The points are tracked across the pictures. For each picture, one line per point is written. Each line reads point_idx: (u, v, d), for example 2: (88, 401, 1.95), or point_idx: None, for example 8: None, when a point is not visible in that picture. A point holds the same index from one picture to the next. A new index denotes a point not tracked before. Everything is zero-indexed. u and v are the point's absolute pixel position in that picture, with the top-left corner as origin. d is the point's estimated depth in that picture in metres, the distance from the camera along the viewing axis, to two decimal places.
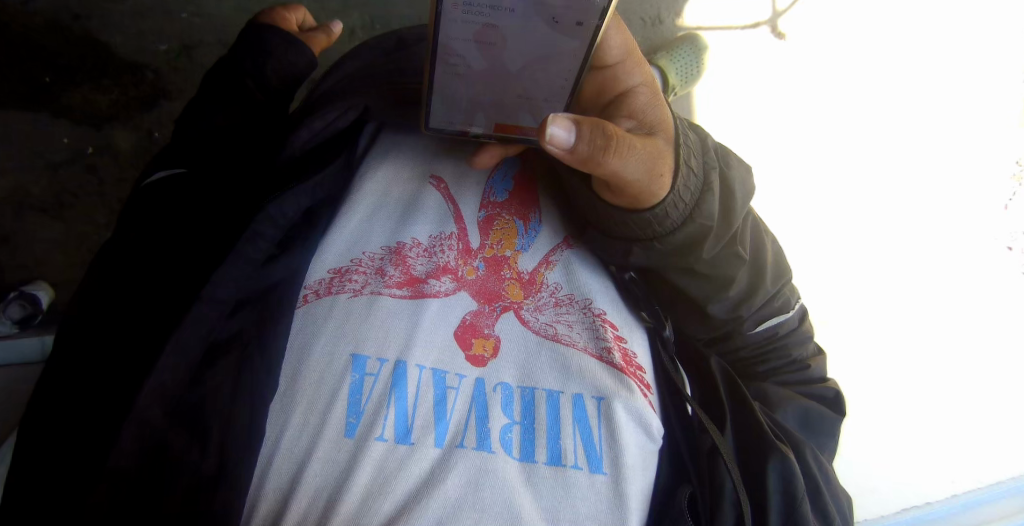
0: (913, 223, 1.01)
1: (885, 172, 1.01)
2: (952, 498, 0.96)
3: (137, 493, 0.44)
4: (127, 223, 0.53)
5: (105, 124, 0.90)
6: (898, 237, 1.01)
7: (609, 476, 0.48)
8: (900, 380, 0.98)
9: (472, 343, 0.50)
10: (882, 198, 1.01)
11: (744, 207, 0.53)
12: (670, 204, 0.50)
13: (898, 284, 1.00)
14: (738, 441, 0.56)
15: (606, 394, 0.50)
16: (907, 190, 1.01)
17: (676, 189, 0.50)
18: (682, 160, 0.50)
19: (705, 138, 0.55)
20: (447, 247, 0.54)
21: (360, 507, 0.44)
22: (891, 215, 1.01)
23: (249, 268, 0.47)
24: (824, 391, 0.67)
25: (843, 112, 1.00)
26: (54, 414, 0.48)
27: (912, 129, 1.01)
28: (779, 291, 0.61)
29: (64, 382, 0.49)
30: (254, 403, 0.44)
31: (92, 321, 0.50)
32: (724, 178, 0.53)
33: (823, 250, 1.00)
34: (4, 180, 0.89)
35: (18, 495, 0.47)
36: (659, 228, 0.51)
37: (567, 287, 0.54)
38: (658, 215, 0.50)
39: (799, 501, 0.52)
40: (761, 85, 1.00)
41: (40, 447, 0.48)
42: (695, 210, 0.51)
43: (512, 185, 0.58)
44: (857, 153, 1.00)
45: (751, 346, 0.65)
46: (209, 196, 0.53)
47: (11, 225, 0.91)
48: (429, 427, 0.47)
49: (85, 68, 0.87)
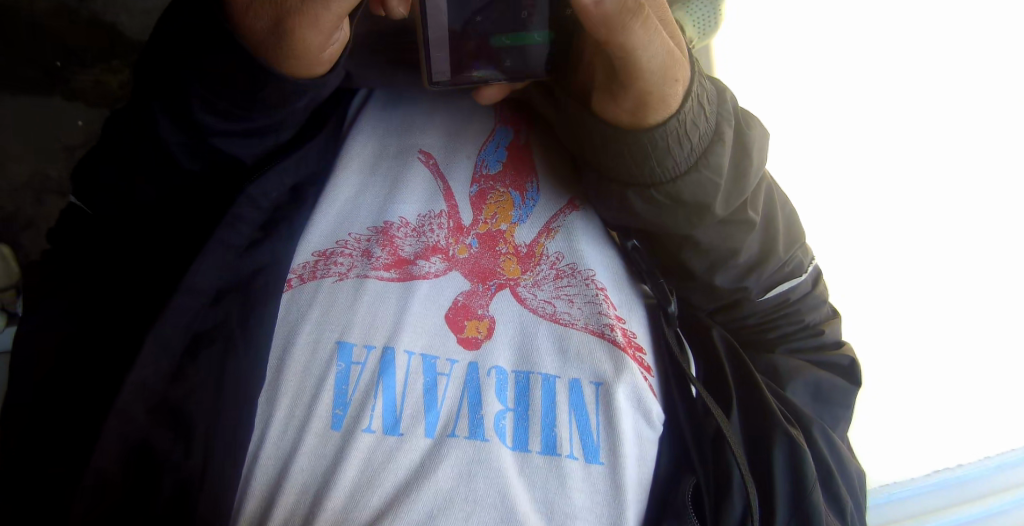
0: (952, 182, 0.91)
1: (917, 126, 0.91)
2: (987, 461, 0.90)
3: (126, 494, 0.45)
4: (96, 237, 0.53)
5: (115, 104, 0.89)
6: (937, 193, 0.91)
7: (606, 465, 0.46)
8: (925, 353, 0.88)
9: (464, 326, 0.48)
10: (917, 155, 0.91)
11: (760, 171, 0.49)
12: (672, 136, 0.45)
13: (933, 249, 0.90)
14: (744, 432, 0.53)
15: (603, 379, 0.48)
16: (946, 148, 0.91)
17: (684, 118, 0.45)
18: (695, 94, 0.45)
19: (724, 92, 0.49)
20: (437, 225, 0.51)
21: (350, 499, 0.44)
22: (928, 172, 0.91)
23: (229, 254, 0.48)
24: (837, 359, 0.62)
25: (868, 62, 0.92)
26: (40, 416, 0.49)
27: (947, 75, 0.91)
28: (790, 257, 0.57)
29: (47, 393, 0.49)
30: (237, 396, 0.45)
31: (75, 333, 0.51)
32: (741, 136, 0.48)
33: (846, 212, 0.91)
34: (23, 165, 0.88)
35: (15, 496, 0.47)
36: (660, 169, 0.46)
37: (568, 257, 0.51)
38: (658, 146, 0.45)
39: (808, 487, 0.50)
40: (775, 38, 0.93)
41: (26, 450, 0.48)
42: (702, 158, 0.46)
43: (506, 155, 0.54)
44: (885, 106, 0.92)
45: (760, 313, 0.60)
46: (173, 217, 0.52)
47: (31, 212, 0.89)
48: (419, 417, 0.45)
49: (95, 48, 0.88)
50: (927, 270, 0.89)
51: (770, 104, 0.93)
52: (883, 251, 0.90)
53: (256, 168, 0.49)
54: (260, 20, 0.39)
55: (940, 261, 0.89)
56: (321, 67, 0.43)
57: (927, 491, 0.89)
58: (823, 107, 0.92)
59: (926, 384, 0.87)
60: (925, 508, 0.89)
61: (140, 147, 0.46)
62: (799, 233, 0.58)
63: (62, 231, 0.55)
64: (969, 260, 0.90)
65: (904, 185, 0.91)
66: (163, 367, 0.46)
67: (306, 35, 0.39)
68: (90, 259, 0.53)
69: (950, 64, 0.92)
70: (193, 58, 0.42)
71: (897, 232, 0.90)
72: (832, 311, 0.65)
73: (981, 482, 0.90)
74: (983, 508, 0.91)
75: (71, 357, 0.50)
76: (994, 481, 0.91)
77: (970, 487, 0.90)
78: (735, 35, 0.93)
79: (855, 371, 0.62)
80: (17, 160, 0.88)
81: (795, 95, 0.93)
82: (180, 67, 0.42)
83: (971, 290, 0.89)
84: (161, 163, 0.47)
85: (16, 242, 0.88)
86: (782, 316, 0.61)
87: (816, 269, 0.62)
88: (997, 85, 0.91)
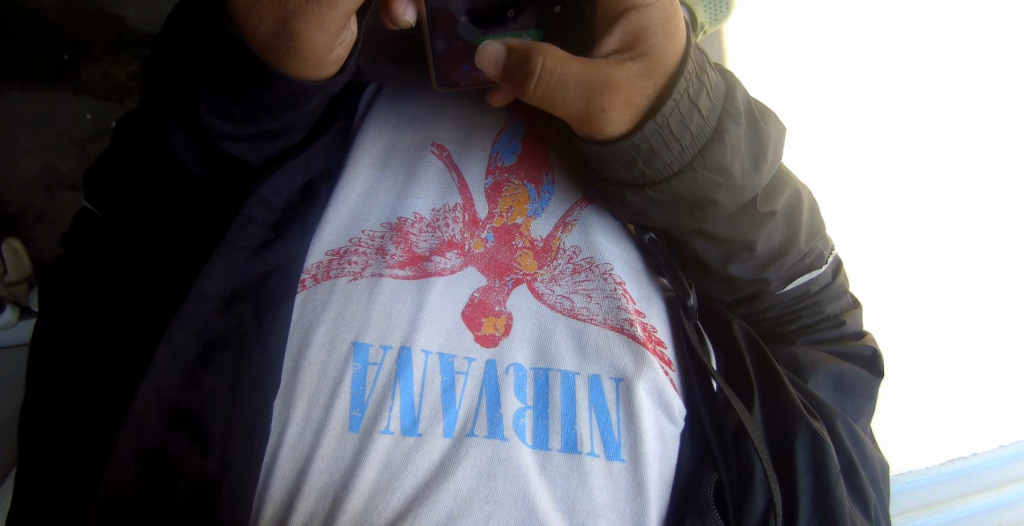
0: (968, 158, 0.89)
1: (928, 96, 0.90)
2: (1001, 450, 0.87)
3: (144, 499, 0.45)
4: (110, 239, 0.53)
5: (124, 97, 0.89)
6: (955, 169, 0.89)
7: (628, 462, 0.46)
8: (946, 337, 0.86)
9: (482, 323, 0.47)
10: (932, 129, 0.89)
11: (775, 165, 0.48)
12: (655, 138, 0.44)
13: (952, 228, 0.88)
14: (767, 425, 0.52)
15: (624, 375, 0.47)
16: (959, 121, 0.90)
17: (664, 122, 0.44)
18: (681, 94, 0.44)
19: (735, 85, 0.48)
20: (451, 220, 0.50)
21: (370, 501, 0.43)
22: (945, 144, 0.89)
23: (242, 257, 0.47)
24: (859, 349, 0.61)
25: (882, 38, 0.90)
26: (62, 418, 0.49)
27: (956, 58, 0.90)
28: (811, 249, 0.56)
29: (67, 395, 0.49)
30: (254, 401, 0.45)
31: (91, 334, 0.51)
32: (754, 130, 0.47)
33: (861, 195, 0.89)
34: (34, 160, 0.88)
35: (36, 498, 0.48)
36: (650, 170, 0.46)
37: (585, 251, 0.50)
38: (640, 150, 0.45)
39: (832, 481, 0.49)
40: (789, 20, 0.91)
41: (48, 451, 0.48)
42: (699, 156, 0.45)
43: (520, 147, 0.53)
44: (901, 81, 0.90)
45: (782, 304, 0.59)
46: (185, 217, 0.51)
47: (42, 205, 0.89)
48: (437, 417, 0.45)
49: (102, 40, 0.87)
50: (947, 255, 0.87)
51: (782, 86, 0.91)
52: (902, 236, 0.88)
53: (265, 168, 0.48)
54: (265, 23, 0.39)
55: (958, 241, 0.87)
56: (328, 70, 0.42)
57: (941, 480, 0.87)
58: (839, 90, 0.90)
59: (947, 372, 0.85)
60: (939, 497, 0.87)
61: (152, 148, 0.46)
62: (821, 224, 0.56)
63: (78, 232, 0.55)
64: (988, 239, 0.88)
65: (923, 169, 0.89)
66: (178, 372, 0.45)
67: (313, 36, 0.39)
68: (104, 259, 0.53)
69: (962, 46, 0.90)
70: (197, 59, 0.41)
71: (916, 215, 0.88)
72: (853, 301, 0.64)
73: (993, 472, 0.87)
74: (1001, 498, 0.87)
75: (87, 360, 0.50)
76: (1010, 470, 0.88)
77: (987, 477, 0.87)
78: (747, 17, 0.91)
79: (877, 362, 0.61)
80: (30, 156, 0.88)
81: (810, 77, 0.90)
82: (185, 67, 0.41)
83: (992, 275, 0.87)
84: (172, 164, 0.46)
85: (27, 236, 0.88)
86: (804, 307, 0.59)
87: (835, 259, 0.61)
88: (1010, 65, 0.90)
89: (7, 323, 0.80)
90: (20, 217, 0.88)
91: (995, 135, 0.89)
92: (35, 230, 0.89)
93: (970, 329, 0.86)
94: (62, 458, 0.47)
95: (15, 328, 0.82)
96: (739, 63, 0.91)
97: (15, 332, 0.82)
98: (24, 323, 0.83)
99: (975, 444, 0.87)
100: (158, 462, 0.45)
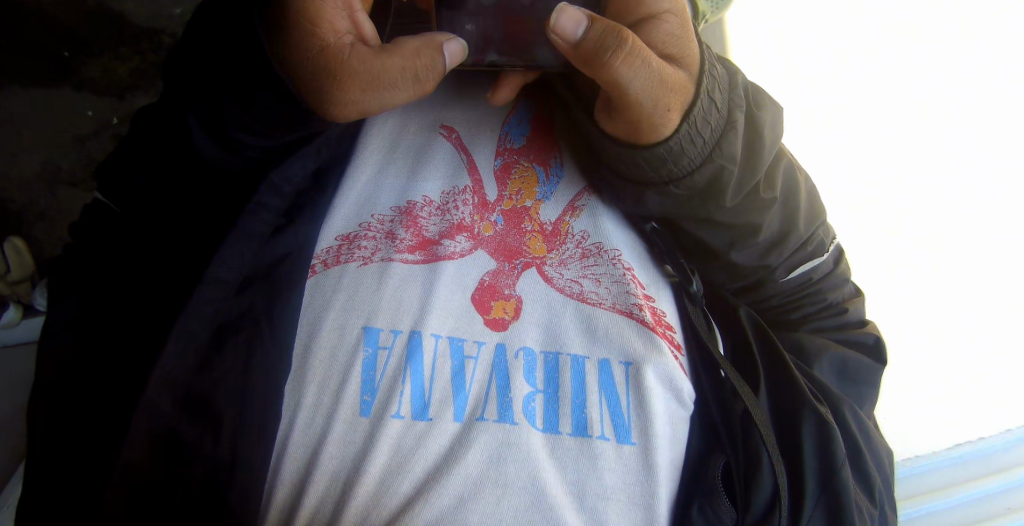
0: (968, 147, 0.89)
1: (928, 85, 0.90)
2: (1006, 433, 0.87)
3: (152, 489, 0.45)
4: (116, 228, 0.53)
5: (126, 93, 0.89)
6: (956, 157, 0.89)
7: (638, 445, 0.46)
8: (948, 324, 0.86)
9: (492, 307, 0.48)
10: (934, 117, 0.89)
11: (773, 148, 0.49)
12: (685, 137, 0.45)
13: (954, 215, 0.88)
14: (772, 406, 0.52)
15: (634, 359, 0.47)
16: (960, 108, 0.90)
17: (693, 123, 0.45)
18: (705, 92, 0.45)
19: (736, 74, 0.50)
20: (461, 202, 0.50)
21: (381, 486, 0.43)
22: (945, 132, 0.89)
23: (255, 243, 0.47)
24: (861, 338, 0.60)
25: (883, 28, 0.91)
26: (58, 408, 0.48)
27: (951, 52, 0.90)
28: (813, 234, 0.56)
29: (65, 385, 0.49)
30: (265, 386, 0.45)
31: (91, 322, 0.50)
32: (753, 119, 0.48)
33: (865, 186, 0.88)
34: (34, 157, 0.87)
35: (37, 488, 0.47)
36: (675, 168, 0.46)
37: (594, 235, 0.50)
38: (673, 150, 0.45)
39: (839, 466, 0.49)
40: (783, 15, 0.91)
41: (47, 442, 0.48)
42: (716, 148, 0.46)
43: (529, 129, 0.53)
44: (901, 70, 0.90)
45: (784, 294, 0.59)
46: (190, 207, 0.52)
47: (43, 203, 0.89)
48: (448, 401, 0.45)
49: (101, 36, 0.87)
50: (948, 248, 0.87)
51: (787, 76, 0.90)
52: (905, 228, 0.88)
53: (274, 157, 0.48)
54: (321, 80, 0.41)
55: (961, 229, 0.88)
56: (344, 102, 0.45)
57: (949, 465, 0.87)
58: (838, 81, 0.90)
59: (953, 363, 0.85)
60: (949, 481, 0.87)
61: (171, 144, 0.48)
62: (821, 211, 0.56)
63: (88, 228, 0.56)
64: (990, 226, 0.88)
65: (923, 163, 0.88)
66: (189, 358, 0.45)
67: (369, 107, 0.42)
68: (110, 249, 0.52)
69: (958, 38, 0.91)
70: (211, 64, 0.43)
71: (917, 205, 0.88)
72: (855, 290, 0.64)
73: (1010, 453, 0.88)
74: (1005, 482, 0.87)
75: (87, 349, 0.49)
76: (1015, 455, 0.88)
77: (999, 459, 0.87)
78: (747, 6, 0.91)
79: (881, 348, 0.60)
80: (30, 153, 0.87)
81: (808, 71, 0.90)
82: (201, 69, 0.43)
83: (997, 265, 0.87)
84: (192, 161, 0.48)
85: (30, 235, 0.88)
86: (805, 297, 0.60)
87: (837, 247, 0.61)
88: (1007, 59, 0.91)
89: (9, 322, 0.80)
90: (22, 215, 0.88)
91: (996, 123, 0.90)
92: (36, 228, 0.89)
93: (972, 320, 0.86)
94: (63, 451, 0.47)
95: (18, 327, 0.81)
96: (742, 56, 0.91)
97: (19, 330, 0.82)
98: (28, 321, 0.82)
99: (977, 430, 0.86)
100: (169, 450, 0.45)
